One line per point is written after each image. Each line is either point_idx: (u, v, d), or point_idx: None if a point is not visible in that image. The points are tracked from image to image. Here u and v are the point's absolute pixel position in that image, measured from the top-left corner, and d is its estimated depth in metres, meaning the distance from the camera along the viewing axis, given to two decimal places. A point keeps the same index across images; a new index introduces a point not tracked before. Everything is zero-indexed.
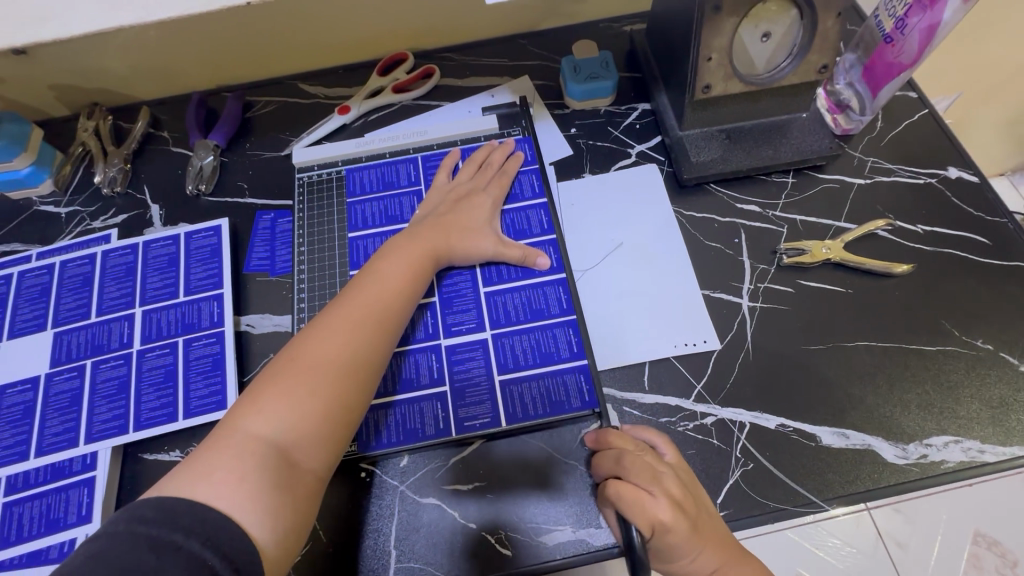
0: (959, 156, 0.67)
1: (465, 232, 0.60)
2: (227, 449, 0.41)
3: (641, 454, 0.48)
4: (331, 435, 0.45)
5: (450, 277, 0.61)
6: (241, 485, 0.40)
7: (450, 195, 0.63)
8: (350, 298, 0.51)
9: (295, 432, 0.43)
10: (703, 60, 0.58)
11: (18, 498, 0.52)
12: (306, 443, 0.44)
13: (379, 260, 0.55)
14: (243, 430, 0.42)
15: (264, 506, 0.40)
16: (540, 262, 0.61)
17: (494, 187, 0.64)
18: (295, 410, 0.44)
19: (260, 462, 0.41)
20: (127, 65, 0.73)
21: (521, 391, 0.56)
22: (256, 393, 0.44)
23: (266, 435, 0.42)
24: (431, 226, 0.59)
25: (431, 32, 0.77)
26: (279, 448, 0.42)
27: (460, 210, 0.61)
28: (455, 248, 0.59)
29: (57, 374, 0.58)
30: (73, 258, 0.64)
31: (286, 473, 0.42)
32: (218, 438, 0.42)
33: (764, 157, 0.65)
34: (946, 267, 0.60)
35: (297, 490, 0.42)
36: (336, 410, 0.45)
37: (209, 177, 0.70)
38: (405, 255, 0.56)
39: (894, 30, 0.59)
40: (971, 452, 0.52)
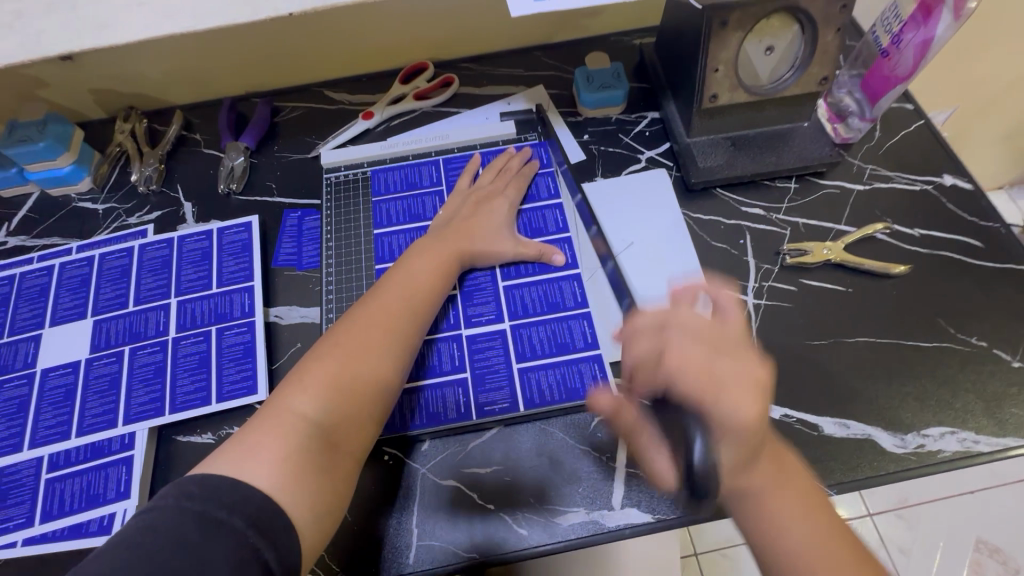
0: (953, 164, 0.71)
1: (487, 234, 0.64)
2: (275, 428, 0.45)
3: (677, 312, 0.49)
4: (367, 420, 0.49)
5: (471, 274, 0.65)
6: (285, 464, 0.43)
7: (470, 199, 0.67)
8: (383, 297, 0.56)
9: (336, 415, 0.48)
10: (711, 71, 0.62)
11: (60, 475, 0.55)
12: (344, 427, 0.48)
13: (409, 261, 0.60)
14: (290, 411, 0.47)
15: (305, 486, 0.43)
16: (556, 258, 0.65)
17: (512, 189, 0.68)
18: (337, 395, 0.48)
19: (304, 441, 0.45)
20: (164, 71, 0.77)
21: (539, 377, 0.59)
22: (300, 378, 0.49)
23: (310, 416, 0.47)
24: (454, 231, 0.63)
25: (450, 43, 0.81)
26: (317, 430, 0.46)
27: (480, 214, 0.65)
28: (477, 248, 0.63)
29: (96, 360, 0.61)
30: (111, 251, 0.68)
31: (327, 453, 0.46)
32: (265, 418, 0.46)
33: (768, 163, 0.69)
34: (941, 268, 0.64)
35: (334, 470, 0.46)
36: (372, 398, 0.50)
37: (240, 177, 0.74)
38: (428, 258, 0.60)
39: (890, 45, 0.63)
40: (967, 442, 0.55)
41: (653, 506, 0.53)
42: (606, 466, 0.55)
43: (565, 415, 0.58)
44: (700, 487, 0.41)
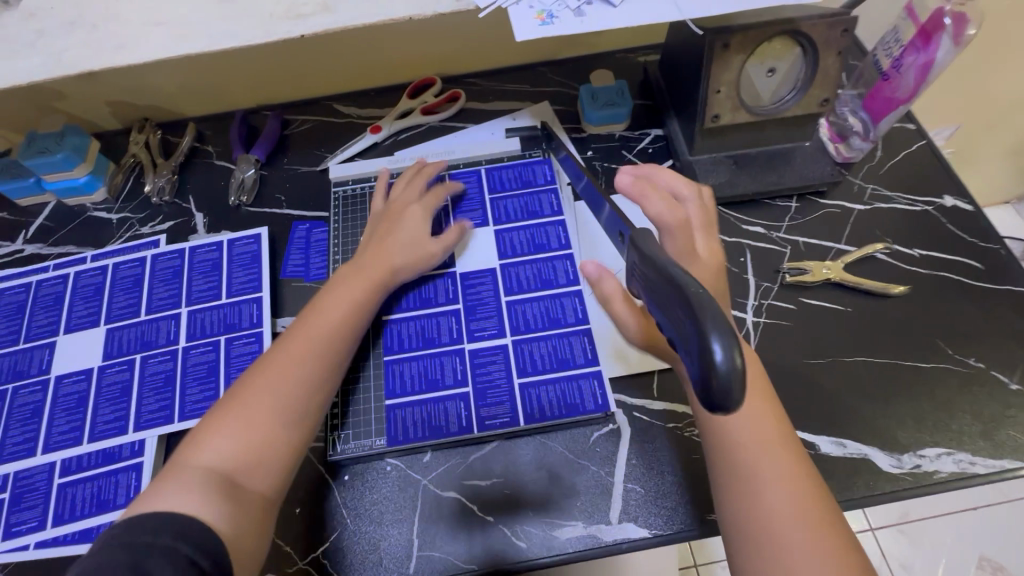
0: (954, 185, 0.71)
1: (414, 255, 0.64)
2: (175, 480, 0.45)
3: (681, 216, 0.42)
4: (275, 458, 0.49)
5: (401, 298, 0.66)
6: (191, 500, 0.43)
7: (386, 220, 0.66)
8: (294, 334, 0.55)
9: (235, 460, 0.47)
10: (713, 92, 0.63)
11: (72, 480, 0.56)
12: (249, 467, 0.47)
13: (328, 292, 0.60)
14: (190, 463, 0.46)
15: (221, 512, 0.44)
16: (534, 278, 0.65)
17: (425, 198, 0.69)
18: (238, 440, 0.48)
19: (205, 486, 0.44)
20: (178, 84, 0.79)
21: (539, 394, 0.60)
22: (202, 430, 0.48)
23: (211, 464, 0.46)
24: (374, 255, 0.63)
25: (458, 58, 0.82)
26: (224, 473, 0.46)
27: (400, 232, 0.65)
28: (400, 270, 0.63)
29: (108, 367, 0.62)
30: (124, 260, 0.70)
31: (232, 492, 0.45)
32: (167, 471, 0.46)
33: (769, 183, 0.70)
34: (940, 289, 0.64)
35: (248, 504, 0.46)
36: (277, 437, 0.49)
37: (251, 189, 0.75)
38: (348, 287, 0.60)
39: (890, 68, 0.64)
40: (963, 463, 0.55)
41: (650, 521, 0.54)
42: (604, 481, 0.56)
43: (565, 429, 0.59)
44: (719, 397, 0.31)
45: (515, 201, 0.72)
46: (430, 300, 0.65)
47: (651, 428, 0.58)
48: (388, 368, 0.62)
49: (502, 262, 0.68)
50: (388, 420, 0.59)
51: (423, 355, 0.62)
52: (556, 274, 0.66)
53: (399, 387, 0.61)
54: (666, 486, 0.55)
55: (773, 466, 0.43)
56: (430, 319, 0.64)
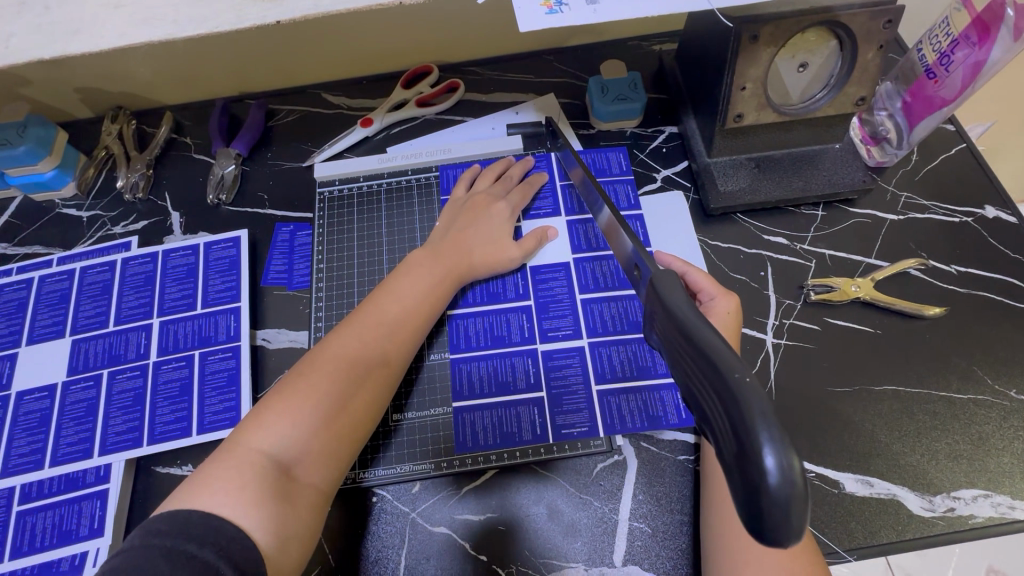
0: (996, 194, 0.65)
1: (485, 246, 0.60)
2: (230, 462, 0.41)
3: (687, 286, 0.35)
4: (334, 450, 0.45)
5: (467, 293, 0.61)
6: (241, 493, 0.40)
7: (466, 207, 0.62)
8: (362, 316, 0.52)
9: (297, 447, 0.44)
10: (736, 90, 0.57)
11: (32, 508, 0.52)
12: (309, 458, 0.44)
13: (398, 278, 0.55)
14: (250, 443, 0.43)
15: (269, 512, 0.40)
16: None
17: (514, 195, 0.64)
18: (302, 423, 0.44)
19: (261, 475, 0.41)
20: (152, 71, 0.72)
21: (620, 403, 0.55)
22: (262, 408, 0.45)
23: (269, 449, 0.43)
24: (449, 243, 0.59)
25: (457, 45, 0.76)
26: (280, 463, 0.42)
27: (478, 223, 0.61)
28: (475, 263, 0.59)
29: (74, 384, 0.58)
30: (93, 265, 0.64)
31: (285, 487, 0.42)
32: (223, 451, 0.43)
33: (795, 189, 0.64)
34: (980, 311, 0.59)
35: (298, 503, 0.42)
36: (341, 427, 0.46)
37: (230, 187, 0.70)
38: (422, 274, 0.56)
39: (936, 65, 0.57)
40: (1002, 508, 0.50)
41: (657, 565, 0.49)
42: (608, 519, 0.51)
43: (568, 460, 0.54)
44: (774, 517, 0.24)
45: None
46: (500, 295, 0.60)
47: (659, 460, 0.54)
48: (457, 369, 0.57)
49: (576, 256, 0.62)
50: (456, 424, 0.55)
51: (494, 355, 0.58)
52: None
53: (467, 390, 0.56)
54: (675, 526, 0.51)
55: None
56: (499, 318, 0.59)
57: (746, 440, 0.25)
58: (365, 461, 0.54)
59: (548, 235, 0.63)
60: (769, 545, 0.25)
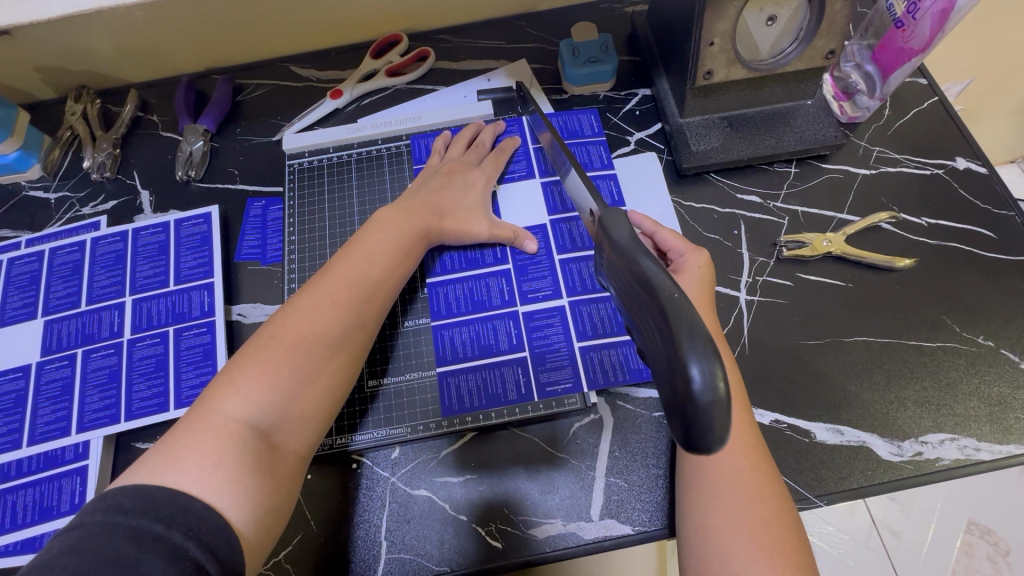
0: (967, 146, 0.65)
1: (457, 211, 0.59)
2: (204, 431, 0.41)
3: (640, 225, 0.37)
4: (314, 415, 0.46)
5: (443, 257, 0.61)
6: (218, 468, 0.39)
7: (440, 172, 0.62)
8: (334, 277, 0.50)
9: (275, 413, 0.44)
10: (705, 45, 0.56)
11: (12, 487, 0.52)
12: (288, 423, 0.44)
13: (364, 239, 0.54)
14: (223, 411, 0.42)
15: (245, 488, 0.40)
16: (528, 244, 0.60)
17: (488, 163, 0.64)
18: (279, 389, 0.44)
19: (240, 446, 0.41)
20: (113, 46, 0.71)
21: (603, 358, 0.56)
22: (233, 372, 0.44)
23: (246, 417, 0.42)
24: (421, 204, 0.58)
25: (425, 13, 0.74)
26: (259, 431, 0.42)
27: (453, 187, 0.60)
28: (448, 228, 0.58)
29: (48, 363, 0.57)
30: (62, 245, 0.64)
31: (265, 455, 0.42)
32: (193, 420, 0.42)
33: (767, 146, 0.63)
34: (949, 262, 0.59)
35: (276, 470, 0.43)
36: (316, 392, 0.46)
37: (199, 163, 0.69)
38: (394, 235, 0.55)
39: (905, 14, 0.56)
40: (968, 450, 0.52)
41: (633, 518, 0.50)
42: (585, 476, 0.52)
43: (545, 419, 0.55)
44: (701, 426, 0.28)
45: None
46: (478, 261, 0.60)
47: (634, 417, 0.54)
48: (439, 334, 0.57)
49: (552, 218, 0.62)
50: (441, 388, 0.55)
51: (475, 320, 0.58)
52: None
53: (449, 355, 0.56)
54: (650, 480, 0.52)
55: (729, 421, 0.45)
56: (478, 283, 0.59)
57: (677, 358, 0.28)
58: (344, 427, 0.54)
59: (525, 245, 0.60)
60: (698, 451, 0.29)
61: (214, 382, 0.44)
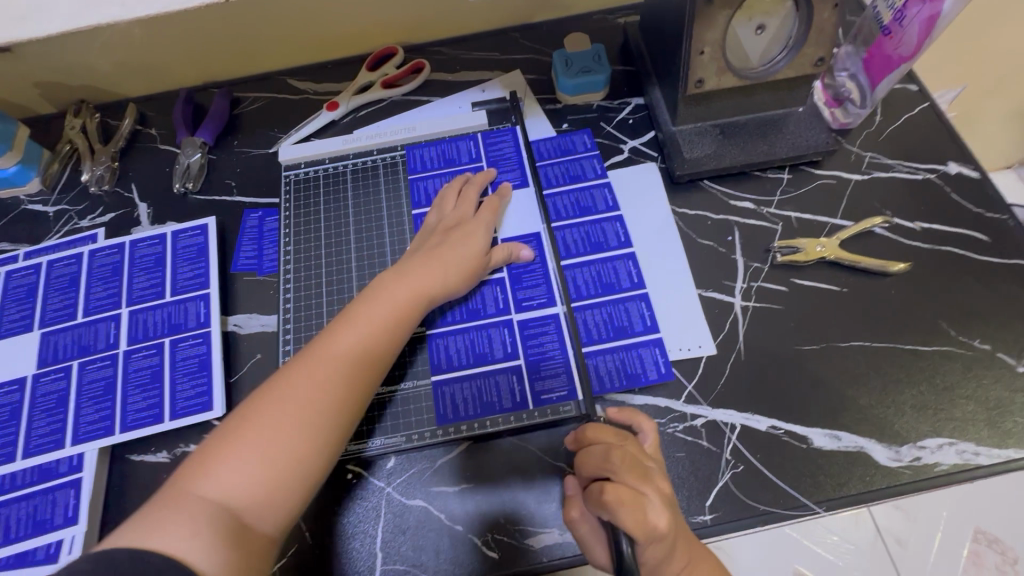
0: (959, 150, 0.66)
1: (456, 266, 0.57)
2: (179, 508, 0.40)
3: (625, 446, 0.47)
4: (290, 495, 0.44)
5: (443, 308, 0.58)
6: (195, 540, 0.38)
7: (439, 230, 0.60)
8: (321, 348, 0.49)
9: (250, 494, 0.42)
10: (696, 54, 0.56)
11: (6, 500, 0.52)
12: (264, 501, 0.43)
13: (356, 305, 0.52)
14: (200, 489, 0.41)
15: (220, 558, 0.39)
16: (523, 255, 0.60)
17: (485, 212, 0.61)
18: (254, 466, 0.43)
19: (215, 521, 0.40)
20: (113, 61, 0.72)
21: (597, 366, 0.56)
22: (210, 452, 0.43)
23: (221, 496, 0.41)
24: (416, 264, 0.56)
25: (420, 25, 0.75)
26: (235, 508, 0.41)
27: (452, 241, 0.58)
28: (446, 285, 0.56)
29: (44, 375, 0.58)
30: (60, 258, 0.64)
31: (239, 535, 0.40)
32: (171, 495, 0.41)
33: (759, 153, 0.64)
34: (943, 265, 0.59)
35: (252, 546, 0.41)
36: (292, 472, 0.44)
37: (197, 175, 0.69)
38: (387, 300, 0.53)
39: (892, 22, 0.57)
40: (966, 454, 0.51)
41: None
42: None
43: (543, 427, 0.54)
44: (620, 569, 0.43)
45: (555, 168, 0.67)
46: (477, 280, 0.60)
47: None
48: (433, 343, 0.57)
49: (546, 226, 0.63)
50: (436, 397, 0.55)
51: (470, 328, 0.58)
52: (607, 236, 0.62)
53: (445, 363, 0.56)
54: None
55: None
56: (473, 291, 0.59)
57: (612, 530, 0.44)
58: None
59: (520, 254, 0.60)
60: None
61: (195, 459, 0.44)
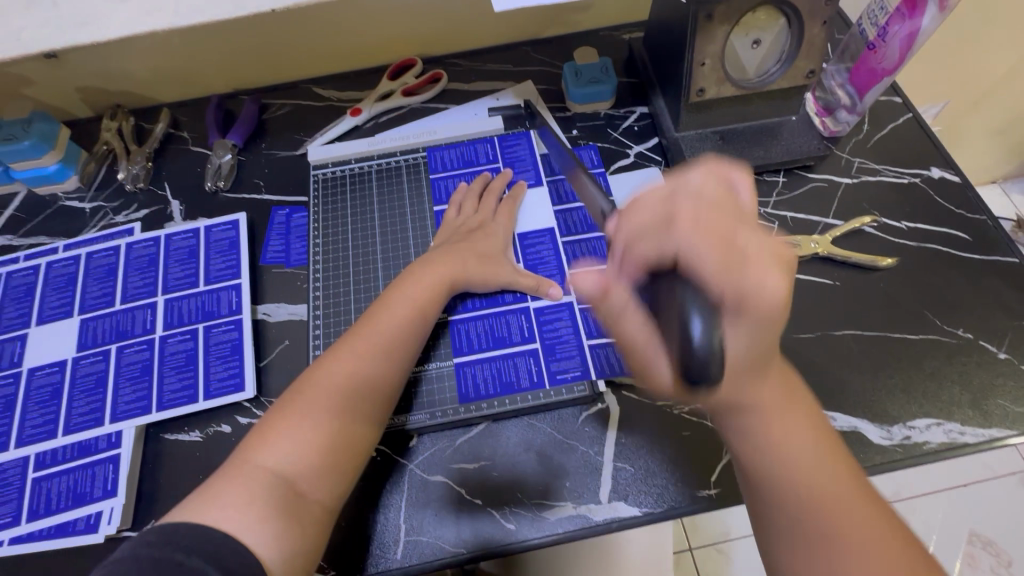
0: (941, 156, 0.71)
1: (480, 259, 0.61)
2: (238, 479, 0.44)
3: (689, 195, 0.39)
4: (337, 465, 0.47)
5: (467, 299, 0.62)
6: (248, 508, 0.42)
7: (461, 230, 0.64)
8: (359, 334, 0.53)
9: (301, 463, 0.46)
10: (697, 65, 0.62)
11: (46, 474, 0.55)
12: (312, 474, 0.46)
13: (390, 295, 0.57)
14: (256, 461, 0.45)
15: (272, 526, 0.42)
16: (552, 291, 0.61)
17: (501, 215, 0.66)
18: (303, 439, 0.46)
19: (267, 492, 0.43)
20: (150, 67, 0.76)
21: (608, 354, 0.59)
22: (265, 428, 0.47)
23: (274, 466, 0.45)
24: (442, 258, 0.60)
25: (438, 38, 0.81)
26: (286, 479, 0.45)
27: (474, 239, 0.63)
28: (471, 275, 0.60)
29: (83, 358, 0.61)
30: (98, 250, 0.68)
31: (292, 502, 0.44)
32: (231, 469, 0.45)
33: (756, 157, 0.69)
34: (928, 261, 0.64)
35: (303, 516, 0.44)
36: (338, 444, 0.47)
37: (227, 175, 0.73)
38: (417, 291, 0.57)
39: (876, 38, 0.62)
40: (952, 434, 0.55)
41: (640, 500, 0.53)
42: (593, 460, 0.55)
43: (556, 409, 0.58)
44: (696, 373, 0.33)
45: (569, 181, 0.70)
46: (498, 299, 0.62)
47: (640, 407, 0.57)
48: (456, 329, 0.61)
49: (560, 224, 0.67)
50: (458, 376, 0.58)
51: (489, 315, 0.61)
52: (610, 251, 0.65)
53: (467, 346, 0.60)
54: (655, 465, 0.54)
55: (775, 407, 0.42)
56: None
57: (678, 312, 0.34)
58: None
59: (548, 291, 0.61)
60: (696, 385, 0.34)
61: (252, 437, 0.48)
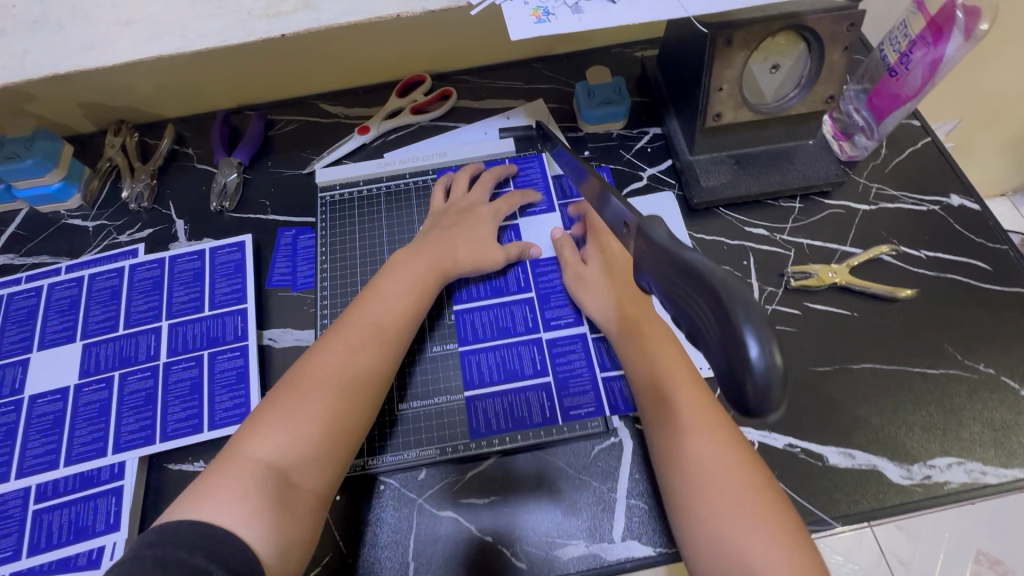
0: (960, 183, 0.70)
1: (472, 248, 0.62)
2: (228, 471, 0.42)
3: None
4: (331, 453, 0.46)
5: (461, 290, 0.63)
6: (245, 501, 0.41)
7: (450, 212, 0.65)
8: (350, 321, 0.53)
9: (293, 452, 0.44)
10: (715, 90, 0.60)
11: (48, 506, 0.54)
12: (305, 463, 0.44)
13: (382, 284, 0.57)
14: (247, 453, 0.43)
15: (268, 518, 0.41)
16: (533, 250, 0.65)
17: (500, 202, 0.67)
18: (296, 427, 0.45)
19: (262, 483, 0.42)
20: (154, 84, 0.75)
21: (621, 387, 0.58)
22: (255, 419, 0.46)
23: (266, 457, 0.43)
24: (435, 243, 0.61)
25: (447, 55, 0.79)
26: (279, 470, 0.43)
27: (464, 223, 0.63)
28: (462, 262, 0.61)
29: (86, 386, 0.60)
30: (101, 271, 0.67)
31: (286, 492, 0.43)
32: (221, 461, 0.43)
33: (773, 183, 0.67)
34: (948, 291, 0.62)
35: (297, 504, 0.43)
36: (332, 431, 0.46)
37: (232, 195, 0.72)
38: (410, 280, 0.57)
39: (898, 64, 0.61)
40: (974, 473, 0.54)
41: (654, 540, 0.52)
42: (606, 498, 0.54)
43: (567, 443, 0.56)
44: (756, 397, 0.28)
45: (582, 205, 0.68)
46: (509, 329, 0.61)
47: None
48: (466, 359, 0.60)
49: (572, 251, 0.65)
50: (470, 411, 0.57)
51: (500, 345, 0.60)
52: None
53: (477, 378, 0.59)
54: None
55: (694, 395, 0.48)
56: (503, 309, 0.62)
57: (733, 331, 0.29)
58: (374, 448, 0.56)
59: (531, 252, 0.65)
60: (750, 417, 0.29)
61: (240, 430, 0.46)
